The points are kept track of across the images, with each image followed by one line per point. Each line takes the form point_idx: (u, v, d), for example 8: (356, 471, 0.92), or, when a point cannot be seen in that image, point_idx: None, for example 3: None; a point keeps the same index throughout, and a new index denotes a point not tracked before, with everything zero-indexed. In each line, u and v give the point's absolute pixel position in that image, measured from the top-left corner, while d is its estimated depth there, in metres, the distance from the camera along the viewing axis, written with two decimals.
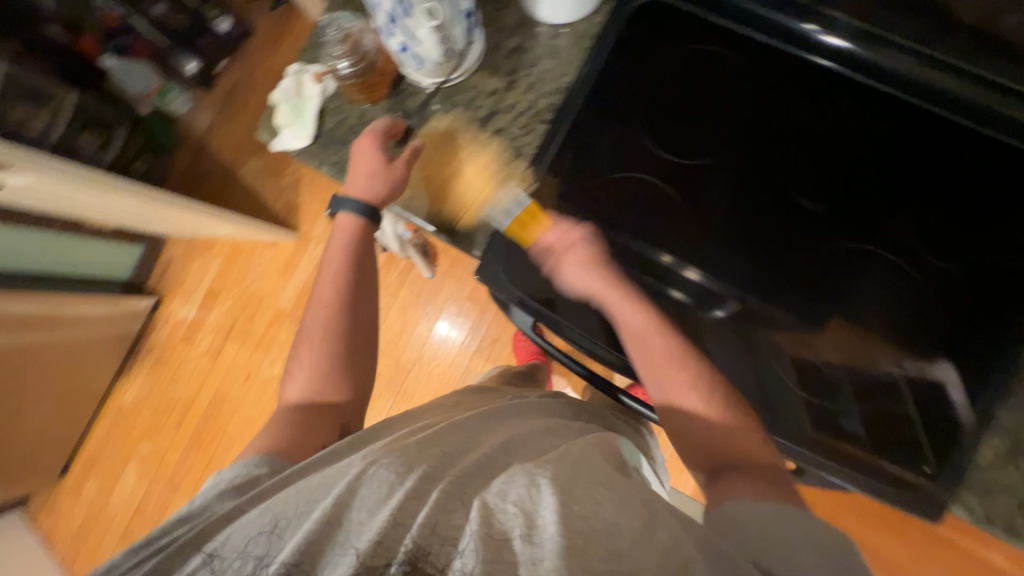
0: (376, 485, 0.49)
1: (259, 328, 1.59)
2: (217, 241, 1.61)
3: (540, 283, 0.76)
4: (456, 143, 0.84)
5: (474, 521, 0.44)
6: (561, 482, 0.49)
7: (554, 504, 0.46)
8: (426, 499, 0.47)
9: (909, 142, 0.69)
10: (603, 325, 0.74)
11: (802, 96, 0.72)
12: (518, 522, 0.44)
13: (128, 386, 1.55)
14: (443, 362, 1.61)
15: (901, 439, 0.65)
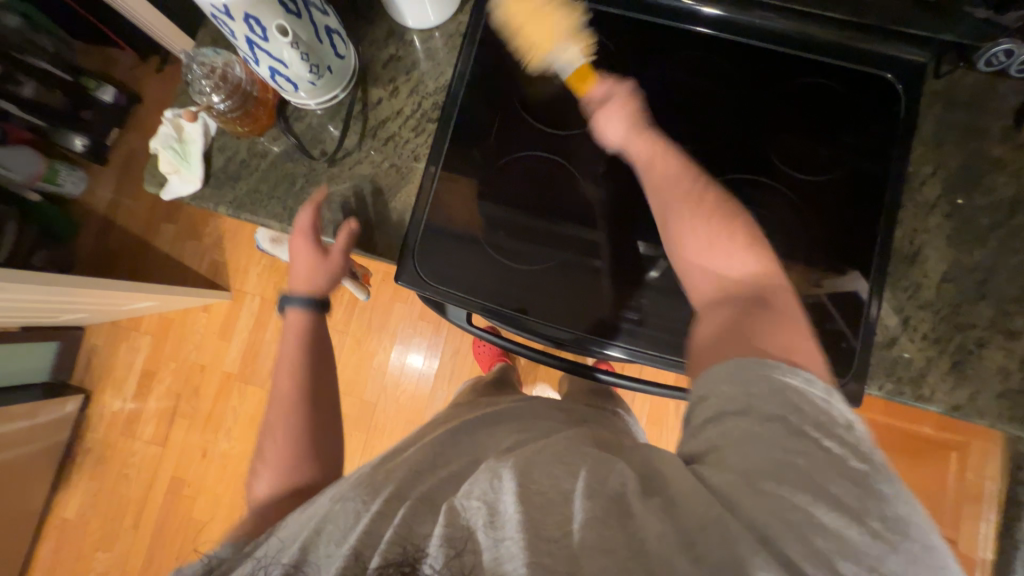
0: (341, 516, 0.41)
1: (206, 401, 1.48)
2: (144, 318, 1.50)
3: (479, 278, 0.61)
4: (351, 158, 0.63)
5: (439, 525, 0.38)
6: (523, 464, 0.40)
7: (518, 498, 0.37)
8: (394, 516, 0.40)
9: (794, 93, 0.63)
10: (563, 308, 0.60)
11: (686, 67, 0.65)
12: (480, 514, 0.37)
13: (69, 497, 1.45)
14: (409, 391, 1.46)
15: (833, 348, 0.58)
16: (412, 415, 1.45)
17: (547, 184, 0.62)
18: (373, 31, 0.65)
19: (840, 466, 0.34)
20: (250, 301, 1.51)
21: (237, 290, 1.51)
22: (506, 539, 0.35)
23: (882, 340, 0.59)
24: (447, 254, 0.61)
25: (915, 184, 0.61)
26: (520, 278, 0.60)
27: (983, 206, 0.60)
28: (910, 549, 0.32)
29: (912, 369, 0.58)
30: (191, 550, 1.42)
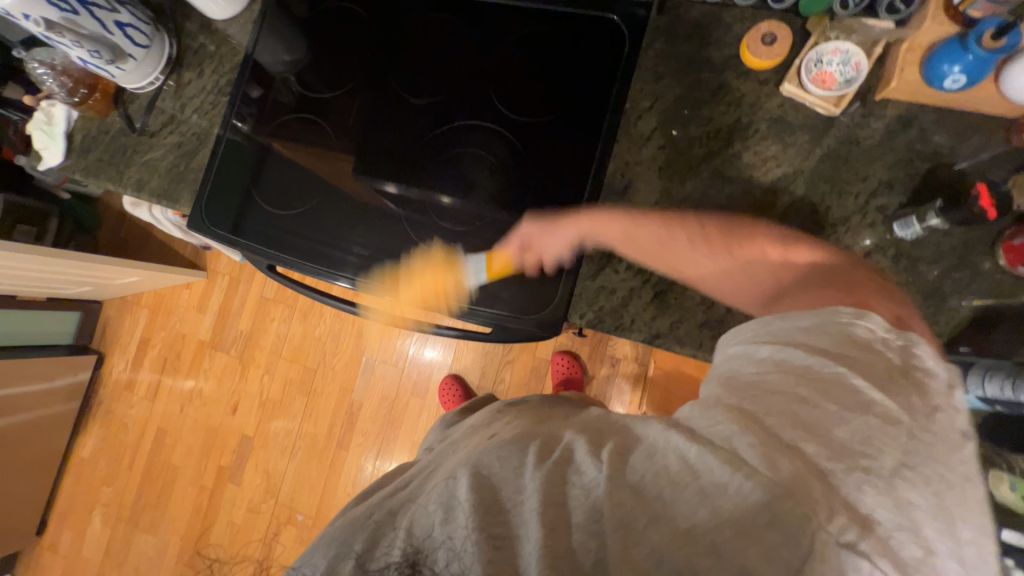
0: (352, 548, 0.48)
1: (186, 363, 1.73)
2: (143, 294, 1.79)
3: (251, 221, 0.72)
4: (167, 128, 0.78)
5: (437, 521, 0.45)
6: (476, 459, 0.47)
7: (467, 499, 0.44)
8: (395, 533, 0.48)
9: (536, 39, 0.66)
10: (320, 247, 0.69)
11: (458, 25, 0.69)
12: (438, 512, 0.45)
13: (86, 440, 1.77)
14: (344, 355, 1.59)
15: (543, 274, 0.62)
16: (346, 380, 1.58)
17: (308, 138, 0.73)
18: (188, 26, 0.80)
19: (864, 414, 0.38)
20: (221, 280, 1.74)
21: (212, 270, 1.75)
22: (463, 531, 0.43)
23: (586, 272, 0.61)
24: (224, 201, 0.73)
25: (632, 119, 0.62)
26: (279, 218, 0.72)
27: (700, 136, 0.60)
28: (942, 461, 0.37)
29: (614, 299, 0.60)
30: (170, 490, 1.66)
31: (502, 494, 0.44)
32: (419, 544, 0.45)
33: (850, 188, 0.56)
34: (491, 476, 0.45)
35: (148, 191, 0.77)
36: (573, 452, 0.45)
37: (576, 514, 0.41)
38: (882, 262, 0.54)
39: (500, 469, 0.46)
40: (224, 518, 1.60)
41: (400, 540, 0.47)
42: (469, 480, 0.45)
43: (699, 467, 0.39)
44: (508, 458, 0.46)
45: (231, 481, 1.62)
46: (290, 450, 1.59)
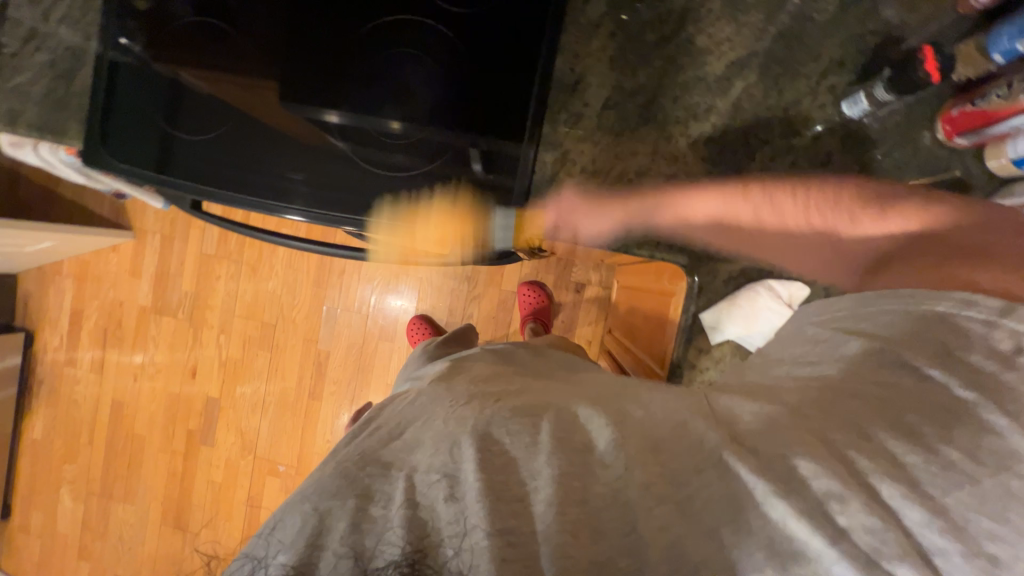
0: (344, 508, 0.42)
1: (130, 331, 1.61)
2: (63, 262, 1.62)
3: (156, 150, 0.63)
4: (30, 43, 0.65)
5: (441, 500, 0.40)
6: (480, 429, 0.44)
7: (478, 479, 0.40)
8: (389, 507, 0.41)
9: None
10: (246, 177, 0.62)
11: None
12: (441, 490, 0.41)
13: (34, 422, 1.67)
14: (303, 308, 1.53)
15: (495, 186, 0.58)
16: (309, 332, 1.54)
17: (211, 45, 0.62)
18: None
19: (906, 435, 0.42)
20: (151, 239, 1.58)
21: (139, 229, 1.58)
22: (474, 516, 0.38)
23: (541, 179, 0.59)
24: (120, 128, 0.63)
25: (579, 3, 0.57)
26: (192, 146, 0.63)
27: (652, 20, 0.55)
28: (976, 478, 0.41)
29: (570, 205, 0.58)
30: (140, 460, 1.62)
31: (517, 474, 0.41)
32: (423, 514, 0.41)
33: (802, 69, 0.54)
34: (503, 453, 0.43)
35: (23, 124, 0.65)
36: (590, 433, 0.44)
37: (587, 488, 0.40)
38: (830, 146, 0.55)
39: (511, 445, 0.43)
40: (204, 479, 1.59)
41: (398, 521, 0.40)
42: (476, 455, 0.42)
43: (738, 493, 0.39)
44: (517, 435, 0.44)
45: (204, 444, 1.59)
46: (261, 406, 1.56)
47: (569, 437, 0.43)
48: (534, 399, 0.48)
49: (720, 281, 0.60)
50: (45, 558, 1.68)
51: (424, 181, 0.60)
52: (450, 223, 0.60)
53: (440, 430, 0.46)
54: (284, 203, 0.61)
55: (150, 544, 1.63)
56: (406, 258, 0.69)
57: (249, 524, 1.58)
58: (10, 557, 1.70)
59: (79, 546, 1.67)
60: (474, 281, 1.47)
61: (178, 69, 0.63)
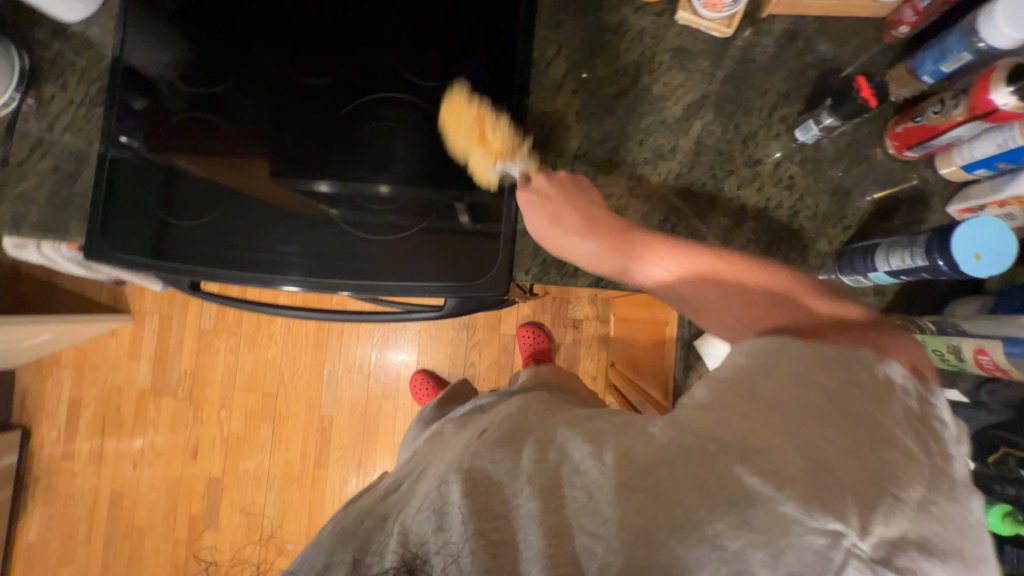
0: (342, 563, 0.43)
1: (129, 416, 1.58)
2: (62, 353, 1.61)
3: (155, 239, 0.66)
4: (35, 152, 0.69)
5: (427, 531, 0.41)
6: (465, 461, 0.44)
7: (461, 504, 0.40)
8: (383, 551, 0.42)
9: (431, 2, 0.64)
10: (238, 252, 0.65)
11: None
12: (428, 523, 0.41)
13: (28, 524, 1.59)
14: (304, 373, 1.52)
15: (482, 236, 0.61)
16: (311, 398, 1.51)
17: (207, 139, 0.67)
18: (36, 34, 0.70)
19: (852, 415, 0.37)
20: (151, 320, 1.59)
21: (138, 311, 1.60)
22: (458, 541, 0.39)
23: (523, 228, 0.61)
24: (122, 222, 0.66)
25: (542, 68, 0.62)
26: (190, 232, 0.66)
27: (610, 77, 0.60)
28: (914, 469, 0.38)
29: None
30: (139, 554, 1.54)
31: (501, 498, 0.41)
32: (413, 551, 0.41)
33: (753, 104, 0.59)
34: (486, 479, 0.42)
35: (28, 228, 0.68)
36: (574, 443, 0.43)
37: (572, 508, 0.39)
38: (792, 169, 0.58)
39: (496, 471, 0.43)
40: (208, 566, 1.51)
41: (392, 554, 0.41)
42: (460, 483, 0.42)
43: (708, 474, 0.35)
44: (498, 460, 0.44)
45: (207, 528, 1.52)
46: (266, 481, 1.51)
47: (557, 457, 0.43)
48: (518, 426, 0.48)
49: None
50: None
51: (415, 241, 0.62)
52: (441, 276, 0.61)
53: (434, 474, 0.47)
54: (280, 274, 0.63)
55: None
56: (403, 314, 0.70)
57: None
58: None
59: None
60: (472, 329, 1.48)
61: (175, 163, 0.66)
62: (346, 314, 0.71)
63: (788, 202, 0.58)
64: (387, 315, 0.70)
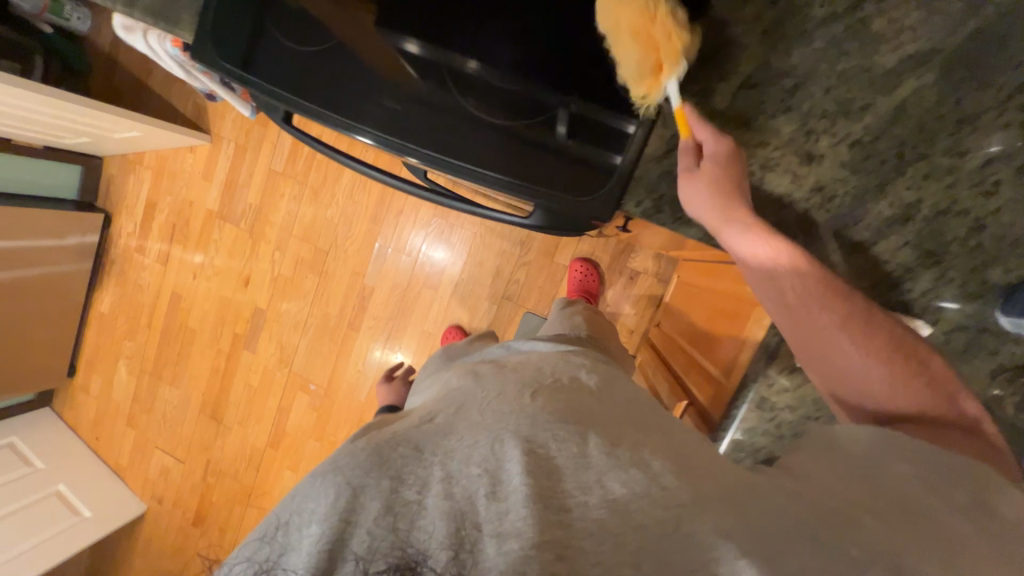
0: (378, 488, 0.42)
1: (195, 231, 1.69)
2: (145, 154, 1.69)
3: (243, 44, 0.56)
4: None
5: (479, 492, 0.41)
6: (524, 429, 0.46)
7: (523, 483, 0.40)
8: (426, 493, 0.42)
9: None
10: (331, 92, 0.54)
11: None
12: (481, 483, 0.41)
13: (102, 297, 1.81)
14: (356, 240, 1.56)
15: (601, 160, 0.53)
16: (358, 266, 1.57)
17: None
18: None
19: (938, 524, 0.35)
20: (226, 146, 1.62)
21: (216, 134, 1.62)
22: (512, 519, 0.38)
23: (652, 154, 0.54)
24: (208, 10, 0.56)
25: None
26: (280, 47, 0.55)
27: None
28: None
29: (678, 186, 0.54)
30: (188, 351, 1.74)
31: (560, 480, 0.41)
32: (461, 507, 0.40)
33: (995, 78, 0.45)
34: (547, 458, 0.43)
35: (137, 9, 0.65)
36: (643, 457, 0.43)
37: (643, 511, 0.38)
38: (1001, 174, 0.46)
39: (558, 452, 0.43)
40: (242, 380, 1.70)
41: (437, 499, 0.41)
42: (520, 453, 0.43)
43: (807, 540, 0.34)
44: (561, 437, 0.45)
45: (246, 349, 1.68)
46: (302, 326, 1.63)
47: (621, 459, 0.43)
48: (577, 412, 0.49)
49: None
50: (99, 421, 1.87)
51: (528, 143, 0.53)
52: (534, 193, 0.54)
53: (480, 429, 0.47)
54: (367, 129, 0.53)
55: (188, 427, 1.78)
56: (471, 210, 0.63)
57: (276, 429, 1.70)
58: (71, 410, 1.90)
59: (128, 414, 1.85)
60: (526, 248, 1.44)
61: None
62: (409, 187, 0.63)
63: (977, 212, 0.47)
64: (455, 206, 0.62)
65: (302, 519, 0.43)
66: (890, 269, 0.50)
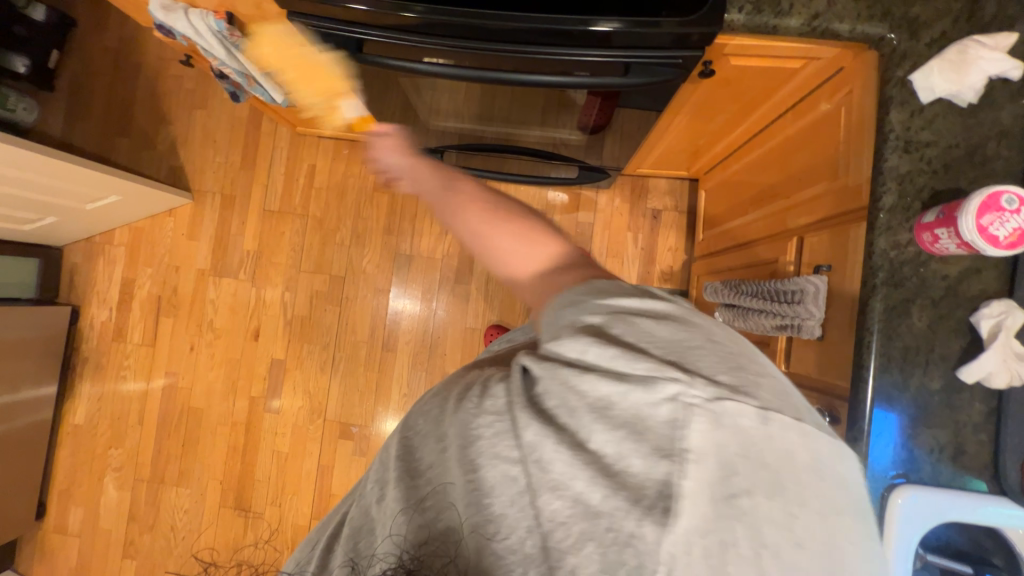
0: (318, 545, 0.46)
1: (187, 298, 1.54)
2: (116, 231, 1.55)
3: None
4: None
5: (369, 508, 0.42)
6: (398, 428, 0.45)
7: (390, 473, 0.40)
8: (340, 536, 0.44)
9: None
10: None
11: None
12: (368, 494, 0.43)
13: (75, 406, 1.54)
14: (374, 256, 1.50)
15: None
16: (381, 283, 1.50)
17: None
18: None
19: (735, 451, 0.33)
20: (212, 200, 1.54)
21: (198, 191, 1.55)
22: (385, 518, 0.38)
23: None
24: None
25: None
26: None
27: None
28: (714, 528, 0.31)
29: None
30: (196, 435, 1.50)
31: (409, 465, 0.40)
32: (359, 525, 0.42)
33: None
34: (408, 460, 0.41)
35: None
36: (484, 381, 0.41)
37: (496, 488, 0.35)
38: None
39: (419, 433, 0.42)
40: (268, 448, 1.48)
41: (343, 545, 0.42)
42: (391, 453, 0.42)
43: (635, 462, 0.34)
44: (428, 412, 0.42)
45: (267, 410, 1.49)
46: (331, 363, 1.49)
47: (460, 395, 0.41)
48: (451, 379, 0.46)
49: (922, 47, 0.59)
50: (84, 564, 1.50)
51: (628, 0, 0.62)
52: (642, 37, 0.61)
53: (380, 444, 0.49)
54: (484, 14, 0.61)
55: (207, 532, 1.48)
56: (543, 55, 0.65)
57: (320, 494, 1.47)
58: (42, 564, 1.51)
59: (123, 542, 1.50)
60: (548, 217, 1.47)
61: None
62: (484, 44, 0.65)
63: None
64: (530, 52, 0.65)
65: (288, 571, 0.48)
66: (962, 4, 0.58)
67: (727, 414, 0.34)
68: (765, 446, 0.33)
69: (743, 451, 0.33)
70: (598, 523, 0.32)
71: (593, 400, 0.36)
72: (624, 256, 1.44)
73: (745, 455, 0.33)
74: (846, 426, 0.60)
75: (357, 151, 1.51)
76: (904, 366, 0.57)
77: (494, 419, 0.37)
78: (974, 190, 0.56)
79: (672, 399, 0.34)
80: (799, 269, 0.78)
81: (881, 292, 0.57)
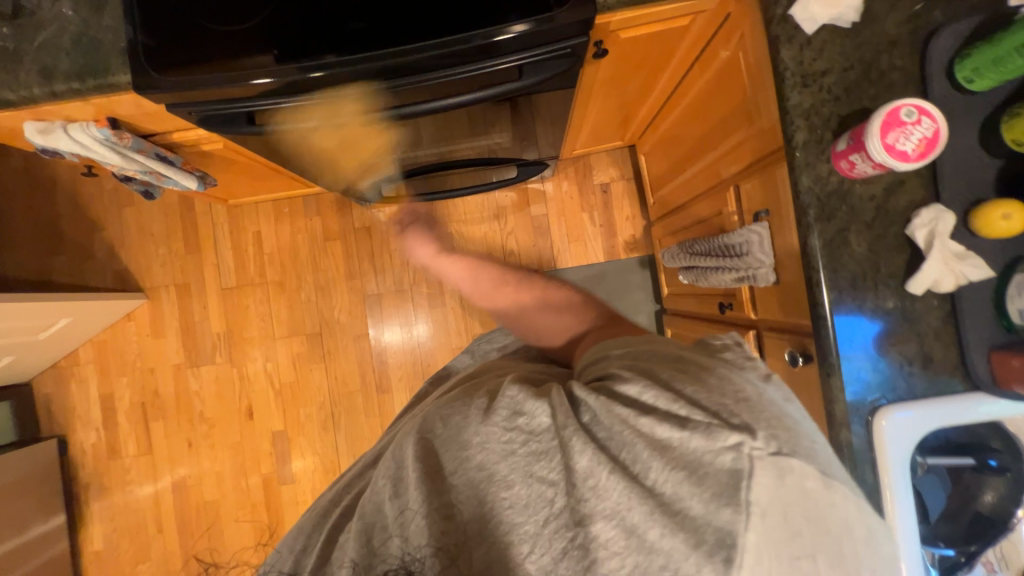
0: (326, 530, 0.49)
1: (171, 397, 1.51)
2: (80, 351, 1.51)
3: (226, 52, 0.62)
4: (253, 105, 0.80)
5: (388, 499, 0.45)
6: (420, 426, 0.49)
7: (412, 470, 0.44)
8: (354, 522, 0.47)
9: None
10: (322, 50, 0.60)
11: None
12: (384, 484, 0.46)
13: (91, 533, 1.51)
14: (344, 304, 1.48)
15: None
16: (358, 328, 1.48)
17: None
18: None
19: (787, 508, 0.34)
20: (167, 293, 1.51)
21: (151, 289, 1.51)
22: (409, 507, 0.43)
23: None
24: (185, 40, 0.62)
25: None
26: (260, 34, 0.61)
27: None
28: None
29: None
30: (219, 526, 1.48)
31: (441, 473, 0.44)
32: (372, 516, 0.45)
33: None
34: (435, 463, 0.45)
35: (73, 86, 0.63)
36: (516, 401, 0.46)
37: (527, 515, 0.40)
38: None
39: (441, 434, 0.47)
40: (294, 520, 1.47)
41: (356, 531, 0.45)
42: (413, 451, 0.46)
43: (683, 499, 0.36)
44: (450, 418, 0.47)
45: (283, 482, 1.48)
46: (332, 420, 1.47)
47: (504, 415, 0.45)
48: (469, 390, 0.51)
49: None
50: None
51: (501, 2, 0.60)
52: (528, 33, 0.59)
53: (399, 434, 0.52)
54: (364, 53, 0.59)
55: None
56: (438, 78, 0.63)
57: None
58: None
59: None
60: (503, 220, 1.46)
61: None
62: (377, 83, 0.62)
63: None
64: (427, 78, 0.62)
65: (295, 547, 0.51)
66: None
67: (789, 471, 0.34)
68: (818, 510, 0.35)
69: (801, 509, 0.34)
70: (653, 558, 0.36)
71: (655, 438, 0.38)
72: (586, 237, 1.44)
73: (806, 521, 0.34)
74: (819, 362, 0.60)
75: (297, 206, 1.48)
76: (857, 294, 0.57)
77: (528, 438, 0.43)
78: (877, 107, 0.56)
79: (733, 452, 0.35)
80: (743, 218, 0.78)
81: (816, 229, 0.57)
